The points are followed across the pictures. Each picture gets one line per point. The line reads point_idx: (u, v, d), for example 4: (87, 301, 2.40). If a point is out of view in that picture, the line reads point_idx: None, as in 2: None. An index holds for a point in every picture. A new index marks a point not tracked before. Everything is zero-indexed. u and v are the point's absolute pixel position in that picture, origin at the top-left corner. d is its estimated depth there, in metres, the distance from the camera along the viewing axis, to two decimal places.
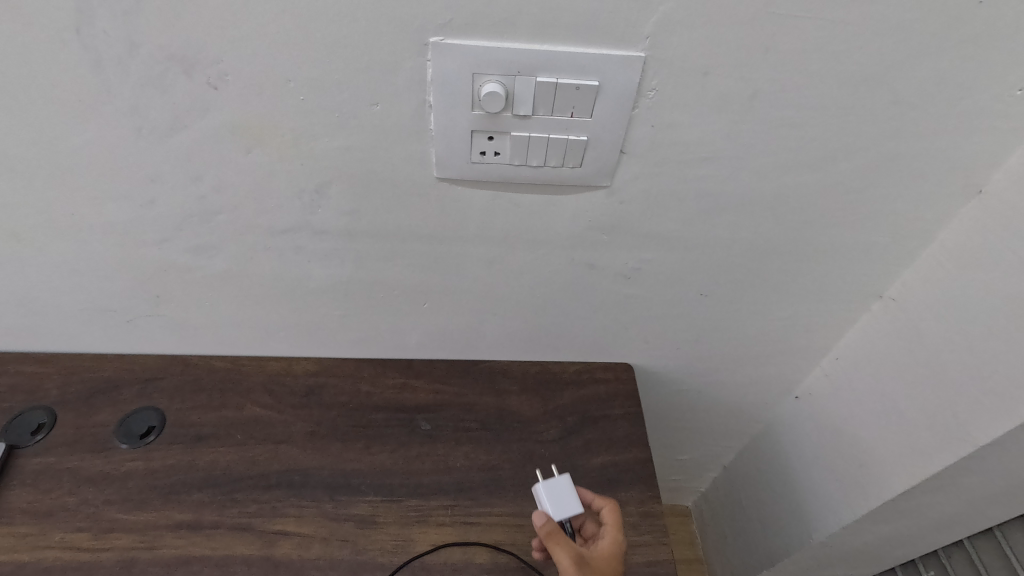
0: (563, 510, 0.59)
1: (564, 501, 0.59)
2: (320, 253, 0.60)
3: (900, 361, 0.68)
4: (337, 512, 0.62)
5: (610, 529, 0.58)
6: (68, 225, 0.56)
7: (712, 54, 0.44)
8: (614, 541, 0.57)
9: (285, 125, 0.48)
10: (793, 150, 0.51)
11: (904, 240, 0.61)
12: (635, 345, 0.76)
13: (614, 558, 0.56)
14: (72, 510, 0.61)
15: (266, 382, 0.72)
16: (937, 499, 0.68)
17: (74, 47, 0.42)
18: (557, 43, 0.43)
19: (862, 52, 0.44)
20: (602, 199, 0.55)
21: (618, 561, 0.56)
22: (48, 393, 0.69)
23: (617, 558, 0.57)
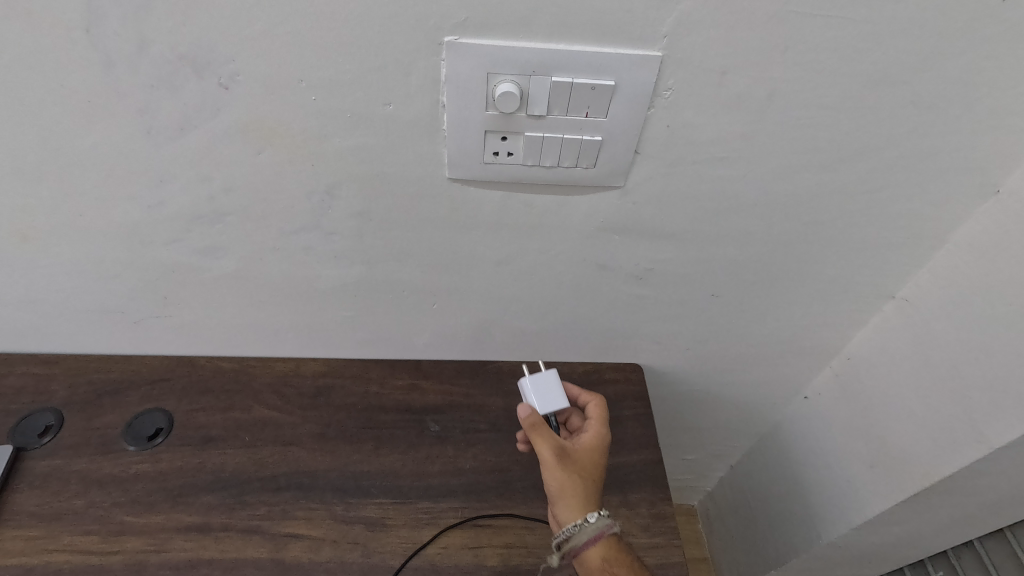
0: (549, 406, 0.61)
1: (551, 396, 0.61)
2: (329, 253, 0.59)
3: (912, 362, 0.67)
4: (347, 514, 0.62)
5: (594, 423, 0.61)
6: (76, 226, 0.55)
7: (730, 54, 0.43)
8: (598, 434, 0.60)
9: (296, 125, 0.47)
10: (809, 150, 0.51)
11: (918, 240, 0.60)
12: (644, 345, 0.75)
13: (597, 450, 0.59)
14: (81, 512, 0.60)
15: (274, 383, 0.72)
16: (950, 500, 0.68)
17: (84, 47, 0.41)
18: (573, 42, 0.42)
19: (882, 51, 0.44)
20: (615, 199, 0.55)
21: (601, 452, 0.59)
22: (55, 395, 0.68)
23: (599, 450, 0.60)
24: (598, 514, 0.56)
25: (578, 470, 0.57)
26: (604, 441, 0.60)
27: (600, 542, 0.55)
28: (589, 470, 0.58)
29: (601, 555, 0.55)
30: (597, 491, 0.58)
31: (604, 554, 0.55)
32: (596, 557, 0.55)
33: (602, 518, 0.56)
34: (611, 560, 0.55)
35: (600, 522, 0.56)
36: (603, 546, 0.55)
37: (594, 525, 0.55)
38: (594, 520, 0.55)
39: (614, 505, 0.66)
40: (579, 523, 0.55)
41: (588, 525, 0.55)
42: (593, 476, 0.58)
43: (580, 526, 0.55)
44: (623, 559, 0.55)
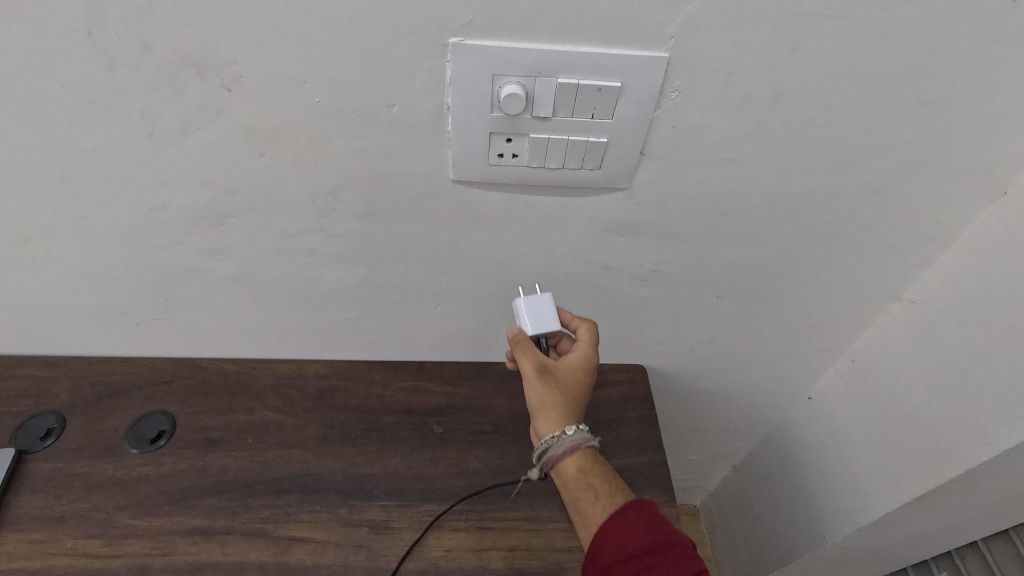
0: (543, 329, 0.57)
1: (545, 319, 0.57)
2: (333, 255, 0.59)
3: (918, 364, 0.67)
4: (351, 517, 0.62)
5: (582, 344, 0.58)
6: (78, 228, 0.55)
7: (737, 55, 0.43)
8: (584, 355, 0.58)
9: (299, 127, 0.47)
10: (816, 151, 0.50)
11: (924, 241, 0.60)
12: (648, 346, 0.75)
13: (583, 371, 0.57)
14: (84, 516, 0.60)
15: (277, 385, 0.72)
16: (956, 501, 0.68)
17: (86, 49, 0.41)
18: (579, 43, 0.42)
19: (890, 52, 0.43)
20: (620, 201, 0.54)
21: (586, 373, 0.58)
22: (58, 397, 0.68)
23: (585, 370, 0.58)
24: (576, 428, 0.56)
25: (561, 388, 0.56)
26: (592, 362, 0.58)
27: (578, 455, 0.55)
28: (573, 388, 0.57)
29: (578, 466, 0.56)
30: (579, 405, 0.57)
31: (581, 465, 0.56)
32: (572, 468, 0.56)
33: (581, 431, 0.56)
34: (588, 471, 0.56)
35: (578, 435, 0.56)
36: (580, 459, 0.56)
37: (573, 438, 0.55)
38: (573, 433, 0.55)
39: None
40: (558, 436, 0.55)
41: (567, 438, 0.55)
42: (576, 393, 0.57)
43: (559, 438, 0.55)
44: (598, 470, 0.56)
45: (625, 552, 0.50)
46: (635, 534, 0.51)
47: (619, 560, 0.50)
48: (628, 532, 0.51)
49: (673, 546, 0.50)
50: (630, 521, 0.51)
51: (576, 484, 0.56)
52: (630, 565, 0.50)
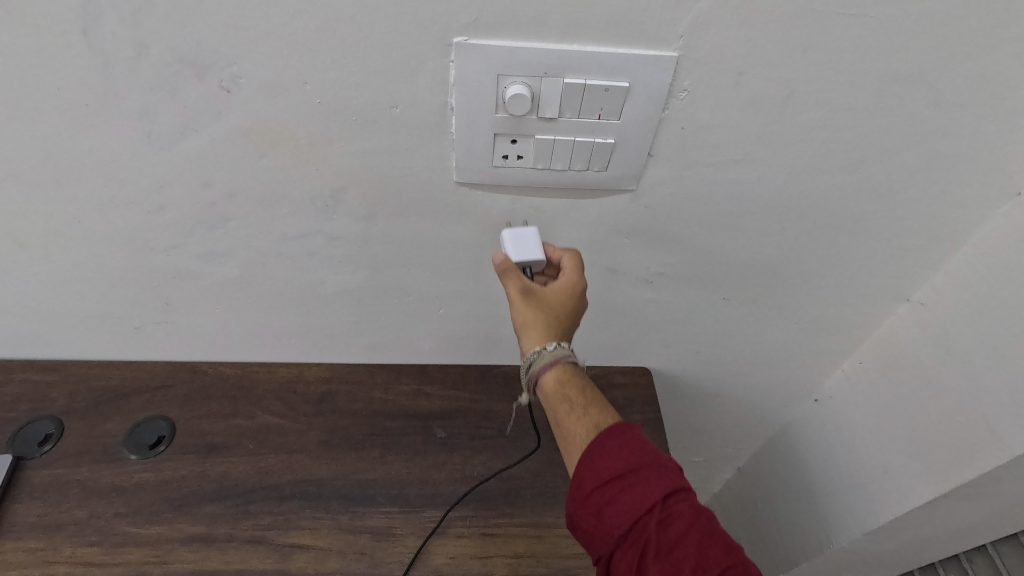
0: (526, 259, 0.53)
1: (529, 250, 0.53)
2: (334, 258, 0.58)
3: (928, 366, 0.66)
4: (353, 524, 0.61)
5: (569, 268, 0.53)
6: (74, 231, 0.54)
7: (748, 54, 0.42)
8: (571, 281, 0.53)
9: (300, 128, 0.46)
10: (826, 152, 0.50)
11: (935, 242, 0.59)
12: (654, 348, 0.74)
13: (569, 295, 0.52)
14: (82, 523, 0.59)
15: (278, 390, 0.71)
16: (966, 506, 0.67)
17: (80, 49, 0.40)
18: (586, 43, 0.41)
19: (905, 51, 0.42)
20: (626, 203, 0.53)
21: (574, 298, 0.53)
22: (55, 402, 0.67)
23: (573, 295, 0.53)
24: (558, 343, 0.52)
25: (544, 307, 0.51)
26: (580, 288, 0.53)
27: (557, 368, 0.51)
28: (558, 310, 0.52)
29: (557, 379, 0.52)
30: (565, 328, 0.53)
31: (560, 379, 0.52)
32: (550, 382, 0.52)
33: (561, 347, 0.51)
34: (569, 386, 0.52)
35: (559, 351, 0.52)
36: (559, 372, 0.52)
37: (553, 353, 0.51)
38: (553, 348, 0.51)
39: None
40: (538, 350, 0.51)
41: (547, 352, 0.51)
42: (561, 316, 0.52)
43: (539, 353, 0.51)
44: (581, 388, 0.52)
45: (599, 479, 0.47)
46: (612, 459, 0.48)
47: (594, 488, 0.48)
48: (604, 457, 0.48)
49: (650, 467, 0.47)
50: (607, 445, 0.48)
51: (556, 398, 0.52)
52: (605, 491, 0.47)
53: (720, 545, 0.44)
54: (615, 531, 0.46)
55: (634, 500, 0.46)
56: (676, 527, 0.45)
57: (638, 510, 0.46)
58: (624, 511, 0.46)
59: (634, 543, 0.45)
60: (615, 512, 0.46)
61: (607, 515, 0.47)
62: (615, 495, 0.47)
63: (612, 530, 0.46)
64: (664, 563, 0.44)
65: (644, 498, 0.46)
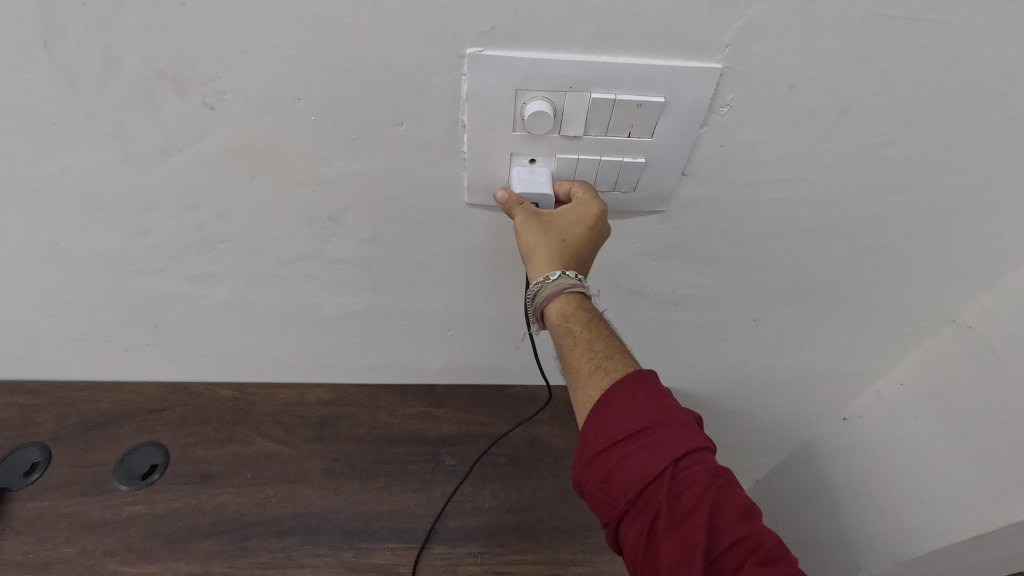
0: (533, 194, 0.42)
1: (537, 186, 0.42)
2: (334, 281, 0.54)
3: (977, 392, 0.61)
4: (357, 562, 0.57)
5: (581, 194, 0.42)
6: (52, 254, 0.49)
7: (802, 66, 0.37)
8: (582, 206, 0.42)
9: (295, 148, 0.41)
10: (879, 170, 0.45)
11: (989, 264, 0.54)
12: (675, 368, 0.70)
13: (580, 220, 0.41)
14: (69, 562, 0.56)
15: (277, 413, 0.67)
16: (1012, 541, 0.62)
17: (42, 62, 0.35)
18: (618, 53, 0.36)
19: (983, 61, 0.37)
20: (654, 224, 0.49)
21: (587, 223, 0.41)
22: (42, 428, 0.63)
23: (587, 221, 0.41)
24: (563, 272, 0.42)
25: (550, 232, 0.41)
26: (600, 212, 0.41)
27: (560, 300, 0.42)
28: (567, 237, 0.41)
29: (561, 313, 0.42)
30: (578, 256, 0.42)
31: (564, 313, 0.42)
32: (554, 313, 0.43)
33: (567, 275, 0.42)
34: (574, 321, 0.42)
35: (563, 282, 0.42)
36: (564, 303, 0.42)
37: (556, 284, 0.42)
38: (556, 278, 0.42)
39: None
40: (538, 281, 0.42)
41: (548, 283, 0.42)
42: (572, 243, 0.41)
43: (541, 284, 0.42)
44: (590, 323, 0.43)
45: (603, 442, 0.40)
46: (618, 416, 0.40)
47: (600, 449, 0.41)
48: (611, 413, 0.40)
49: (661, 424, 0.40)
50: (615, 398, 0.41)
51: (559, 334, 0.43)
52: (611, 454, 0.40)
53: (737, 510, 0.38)
54: (623, 498, 0.39)
55: (644, 464, 0.39)
56: (690, 494, 0.38)
57: (648, 476, 0.39)
58: (632, 476, 0.39)
59: (643, 511, 0.39)
60: (622, 478, 0.40)
61: (614, 480, 0.40)
62: (623, 459, 0.40)
63: (619, 497, 0.40)
64: (676, 534, 0.37)
65: (655, 462, 0.39)
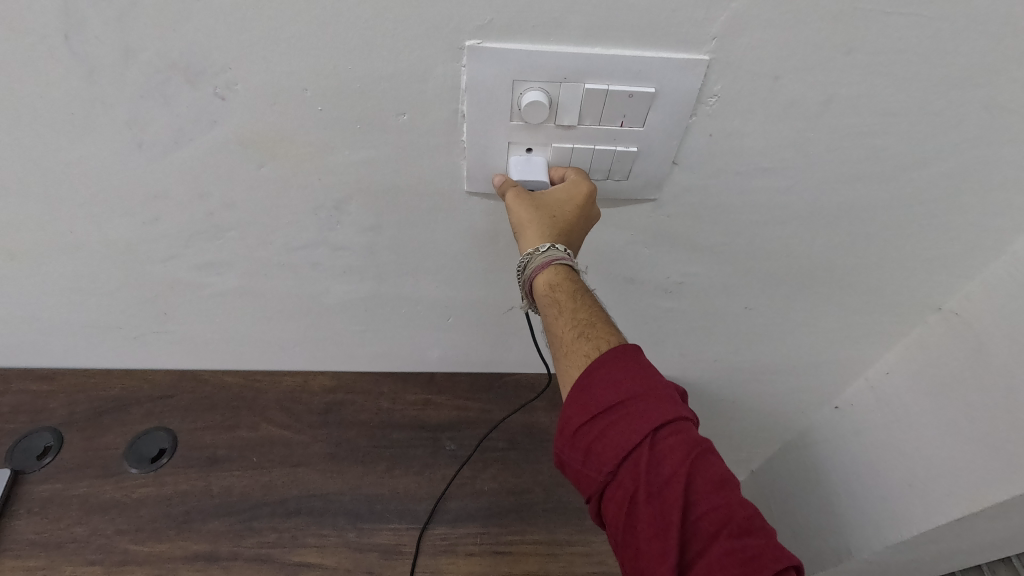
0: (530, 181, 0.44)
1: (533, 174, 0.44)
2: (338, 268, 0.56)
3: (963, 377, 0.63)
4: (360, 541, 0.59)
5: (573, 177, 0.44)
6: (66, 242, 0.51)
7: (786, 57, 0.38)
8: (573, 185, 0.44)
9: (301, 137, 0.43)
10: (862, 159, 0.46)
11: (972, 252, 0.56)
12: (670, 356, 0.72)
13: (570, 198, 0.43)
14: (82, 541, 0.57)
15: (283, 400, 0.69)
16: (997, 523, 0.64)
17: (63, 54, 0.37)
18: (610, 45, 0.38)
19: (960, 52, 0.39)
20: (646, 212, 0.50)
21: (576, 201, 0.43)
22: (54, 413, 0.65)
23: (576, 199, 0.43)
24: (552, 245, 0.43)
25: (539, 207, 0.43)
26: (589, 191, 0.43)
27: (548, 271, 0.43)
28: (556, 212, 0.43)
29: (548, 284, 0.44)
30: (566, 231, 0.43)
31: (551, 284, 0.43)
32: (542, 285, 0.44)
33: (555, 248, 0.43)
34: (561, 293, 0.44)
35: (551, 254, 0.43)
36: (551, 275, 0.43)
37: (544, 256, 0.43)
38: (544, 250, 0.43)
39: None
40: (528, 253, 0.44)
41: (537, 255, 0.43)
42: (561, 218, 0.43)
43: (530, 256, 0.44)
44: (577, 295, 0.44)
45: (585, 414, 0.41)
46: (599, 388, 0.41)
47: (582, 422, 0.42)
48: (593, 386, 0.41)
49: (641, 397, 0.40)
50: (597, 371, 0.42)
51: (547, 306, 0.45)
52: (594, 426, 0.41)
53: (712, 479, 0.38)
54: (603, 468, 0.40)
55: (623, 434, 0.40)
56: (668, 464, 0.38)
57: (627, 447, 0.39)
58: (613, 447, 0.40)
59: (623, 481, 0.40)
60: (603, 449, 0.41)
61: (595, 452, 0.41)
62: (604, 431, 0.41)
63: (600, 468, 0.41)
64: (654, 503, 0.38)
65: (633, 433, 0.39)
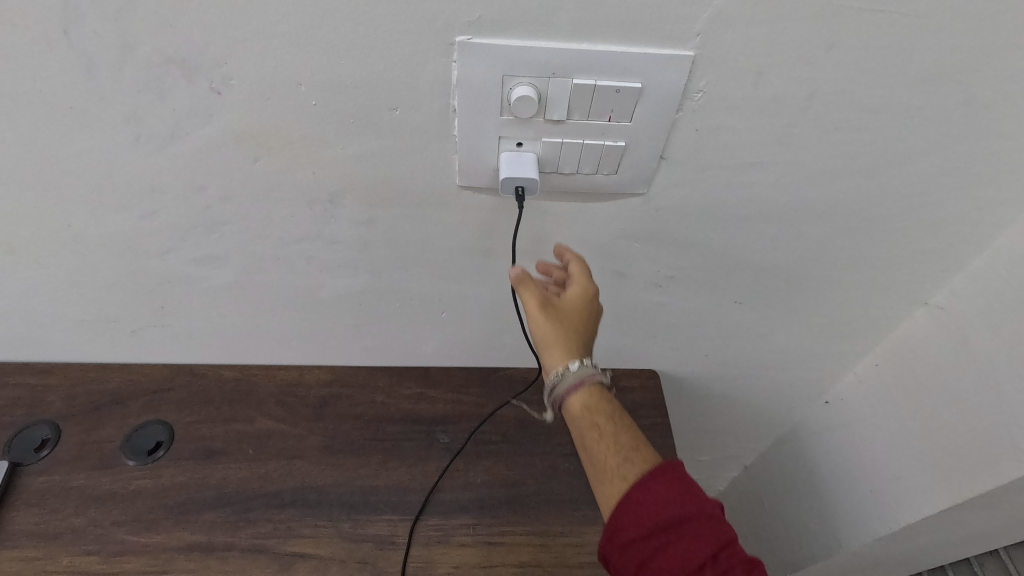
0: (519, 178, 0.45)
1: (523, 170, 0.45)
2: (333, 262, 0.56)
3: (949, 371, 0.64)
4: (355, 532, 0.60)
5: (578, 274, 0.49)
6: (65, 236, 0.52)
7: (769, 53, 0.39)
8: (583, 285, 0.49)
9: (296, 131, 0.44)
10: (846, 155, 0.47)
11: (956, 246, 0.57)
12: (662, 351, 0.73)
13: (584, 302, 0.48)
14: (80, 531, 0.58)
15: (278, 393, 0.69)
16: (982, 514, 0.65)
17: (62, 49, 0.38)
18: (597, 41, 0.38)
19: (937, 49, 0.40)
20: (636, 206, 0.51)
21: (589, 302, 0.48)
22: (52, 406, 0.66)
23: (589, 305, 0.49)
24: (581, 362, 0.47)
25: (562, 325, 0.47)
26: (594, 291, 0.49)
27: (582, 393, 0.47)
28: (575, 320, 0.48)
29: (584, 404, 0.47)
30: (588, 338, 0.48)
31: (586, 403, 0.47)
32: (578, 405, 0.48)
33: (586, 365, 0.47)
34: (596, 414, 0.47)
35: (582, 371, 0.47)
36: (586, 394, 0.47)
37: (576, 374, 0.47)
38: (576, 369, 0.47)
39: None
40: (560, 371, 0.47)
41: (570, 373, 0.47)
42: (581, 328, 0.48)
43: (562, 374, 0.47)
44: (612, 416, 0.48)
45: (641, 530, 0.42)
46: (656, 505, 0.42)
47: (636, 536, 0.42)
48: (649, 503, 0.43)
49: (699, 517, 0.42)
50: (653, 488, 0.43)
51: (580, 424, 0.48)
52: (649, 541, 0.42)
53: None
54: None
55: (683, 555, 0.41)
56: None
57: (689, 567, 0.41)
58: (672, 565, 0.41)
59: None
60: (659, 567, 0.42)
61: (650, 567, 0.42)
62: (662, 549, 0.42)
63: None
64: None
65: (694, 554, 0.41)
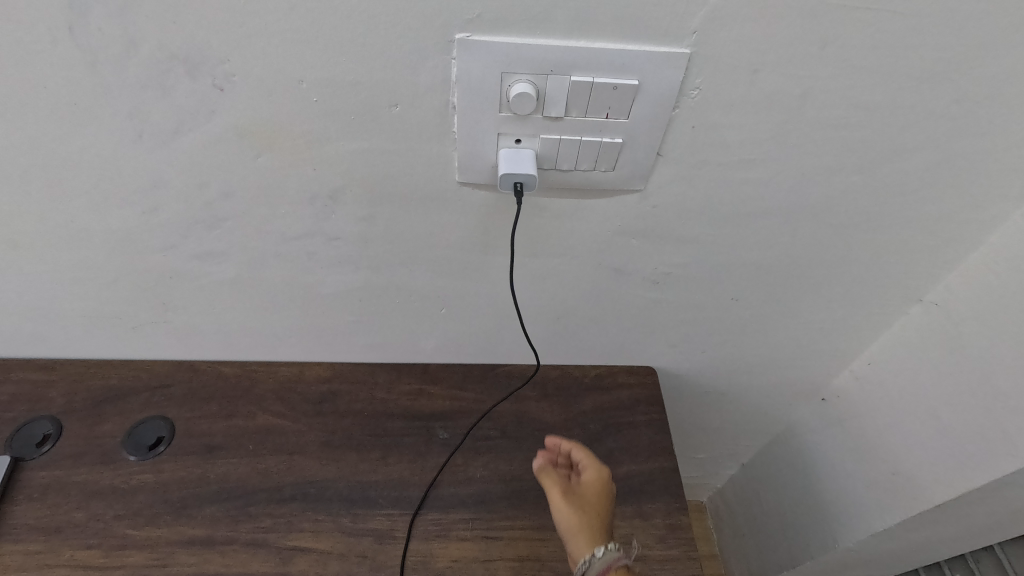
0: (518, 174, 0.45)
1: (522, 166, 0.45)
2: (333, 258, 0.57)
3: (943, 368, 0.65)
4: (354, 526, 0.60)
5: (592, 478, 0.58)
6: (67, 232, 0.52)
7: (763, 51, 0.40)
8: (598, 471, 0.58)
9: (296, 127, 0.44)
10: (841, 152, 0.48)
11: (950, 243, 0.58)
12: (660, 348, 0.73)
13: (601, 485, 0.58)
14: (81, 525, 0.59)
15: (278, 389, 0.70)
16: (976, 509, 0.65)
17: (67, 46, 0.38)
18: (594, 39, 0.39)
19: (928, 47, 0.40)
20: (634, 202, 0.52)
21: (604, 486, 0.58)
22: (54, 402, 0.66)
23: (604, 492, 0.57)
24: (605, 548, 0.53)
25: (584, 523, 0.55)
26: (608, 477, 0.58)
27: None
28: (596, 512, 0.56)
29: None
30: (609, 538, 0.55)
31: None
32: None
33: (611, 551, 0.53)
34: None
35: (608, 557, 0.52)
36: None
37: (603, 560, 0.52)
38: (602, 555, 0.52)
39: (630, 516, 0.64)
40: (586, 559, 0.53)
41: (596, 559, 0.52)
42: (600, 518, 0.56)
43: (588, 562, 0.53)
44: None
45: None
46: None
47: None
48: None
49: None
50: None
51: None
52: None
53: None
54: None
55: None
56: None
57: None
58: None
59: None
60: None
61: None
62: None
63: None
64: None
65: None
